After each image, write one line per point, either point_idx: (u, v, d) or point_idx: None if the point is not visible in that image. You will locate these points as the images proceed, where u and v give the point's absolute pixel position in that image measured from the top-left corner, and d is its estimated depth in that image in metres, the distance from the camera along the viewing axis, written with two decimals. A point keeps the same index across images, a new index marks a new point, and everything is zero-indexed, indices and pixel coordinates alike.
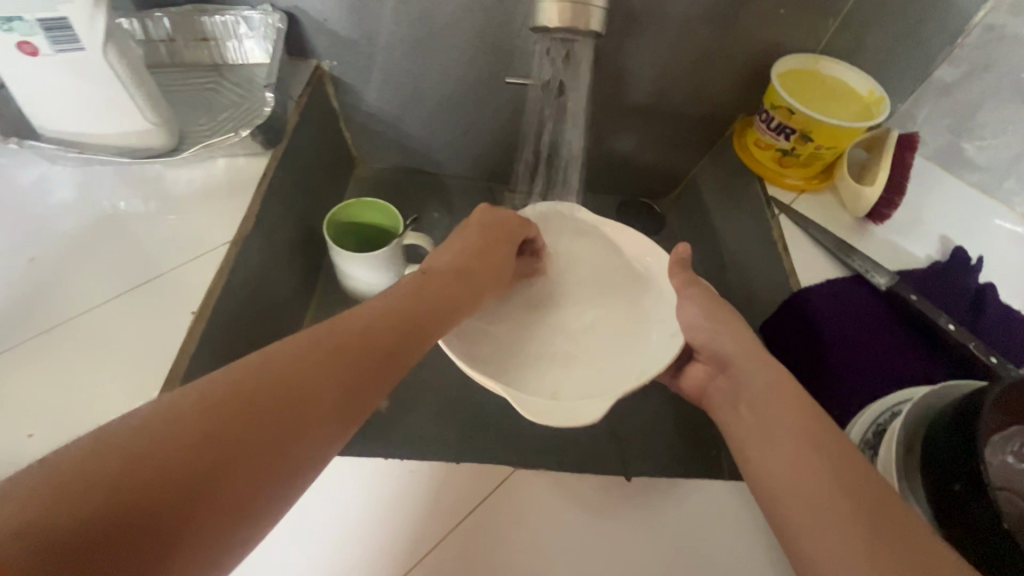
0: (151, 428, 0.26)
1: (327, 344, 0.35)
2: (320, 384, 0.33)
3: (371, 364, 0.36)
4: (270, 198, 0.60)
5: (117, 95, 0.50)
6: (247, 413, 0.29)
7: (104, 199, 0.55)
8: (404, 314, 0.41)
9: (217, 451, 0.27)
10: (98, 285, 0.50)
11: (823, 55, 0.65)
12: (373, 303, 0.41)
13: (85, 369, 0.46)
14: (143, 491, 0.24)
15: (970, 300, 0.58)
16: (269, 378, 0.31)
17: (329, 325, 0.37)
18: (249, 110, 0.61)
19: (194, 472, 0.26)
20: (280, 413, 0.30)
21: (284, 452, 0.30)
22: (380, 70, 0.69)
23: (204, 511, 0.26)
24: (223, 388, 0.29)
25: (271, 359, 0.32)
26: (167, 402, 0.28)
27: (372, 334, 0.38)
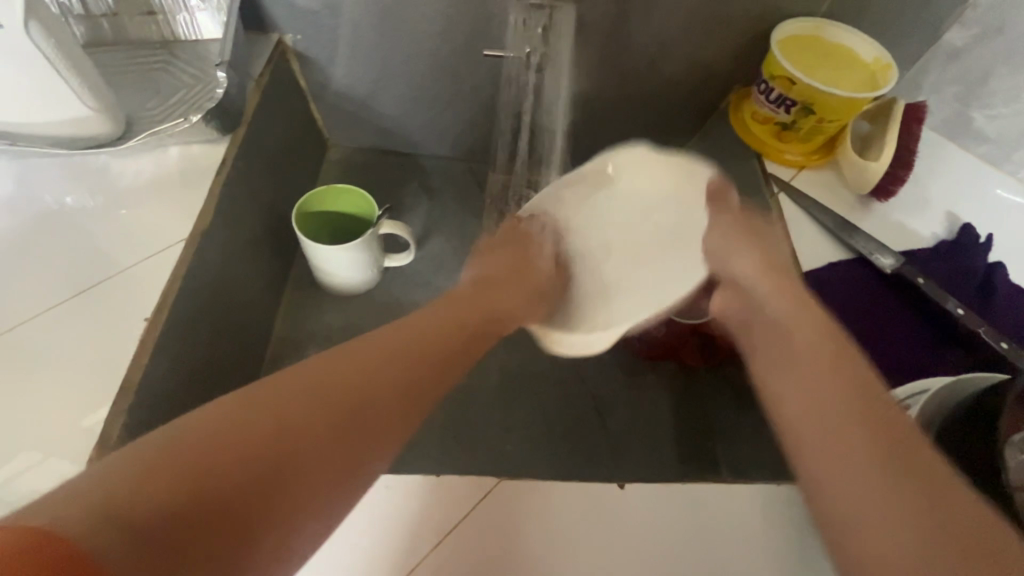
0: (213, 435, 0.26)
1: (385, 357, 0.34)
2: (381, 396, 0.32)
3: (430, 381, 0.35)
4: (229, 187, 0.55)
5: (49, 79, 0.45)
6: (298, 426, 0.29)
7: (43, 194, 0.50)
8: (459, 326, 0.40)
9: (260, 476, 0.26)
10: (41, 289, 0.46)
11: (826, 19, 0.61)
12: (432, 313, 0.39)
13: (27, 385, 0.42)
14: (203, 502, 0.25)
15: (978, 282, 0.55)
16: (326, 393, 0.30)
17: (389, 335, 0.35)
18: (202, 91, 0.56)
19: (251, 486, 0.26)
20: (333, 430, 0.30)
21: (332, 469, 0.29)
22: (347, 44, 0.63)
23: (260, 524, 0.26)
24: (279, 397, 0.29)
25: (329, 370, 0.31)
26: (223, 415, 0.27)
27: (433, 348, 0.36)
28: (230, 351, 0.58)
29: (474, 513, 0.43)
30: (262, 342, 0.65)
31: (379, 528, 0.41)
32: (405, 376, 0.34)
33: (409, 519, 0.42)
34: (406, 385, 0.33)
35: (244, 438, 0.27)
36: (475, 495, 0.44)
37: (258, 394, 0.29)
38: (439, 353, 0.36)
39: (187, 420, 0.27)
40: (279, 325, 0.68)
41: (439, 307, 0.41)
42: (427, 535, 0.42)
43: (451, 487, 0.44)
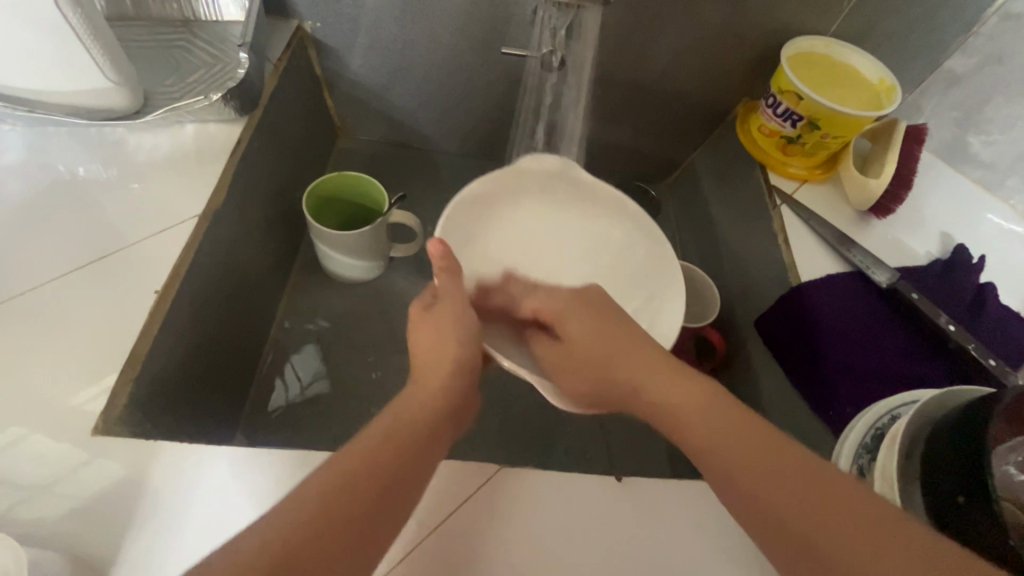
0: (242, 563, 0.27)
1: (339, 494, 0.31)
2: (388, 467, 0.34)
3: (382, 519, 0.33)
4: (244, 168, 0.55)
5: (72, 49, 0.45)
6: (318, 532, 0.30)
7: (58, 163, 0.50)
8: (414, 432, 0.37)
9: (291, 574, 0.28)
10: (53, 258, 0.46)
11: (834, 39, 0.63)
12: (385, 429, 0.37)
13: (36, 351, 0.42)
14: None
15: (969, 300, 0.56)
16: (286, 543, 0.29)
17: (337, 467, 0.33)
18: (223, 72, 0.56)
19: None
20: (340, 532, 0.30)
21: None
22: (365, 34, 0.64)
23: None
24: (266, 534, 0.29)
25: (281, 516, 0.30)
26: (256, 538, 0.29)
27: (394, 473, 0.34)
28: (234, 332, 0.58)
29: (480, 490, 0.43)
30: (266, 323, 0.65)
31: None
32: (354, 514, 0.31)
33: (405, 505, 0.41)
34: (357, 527, 0.31)
35: (271, 549, 0.28)
36: (477, 480, 0.43)
37: (278, 507, 0.30)
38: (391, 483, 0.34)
39: (215, 564, 0.27)
40: (284, 308, 0.69)
41: (391, 417, 0.38)
42: (428, 516, 0.41)
43: (451, 471, 0.43)
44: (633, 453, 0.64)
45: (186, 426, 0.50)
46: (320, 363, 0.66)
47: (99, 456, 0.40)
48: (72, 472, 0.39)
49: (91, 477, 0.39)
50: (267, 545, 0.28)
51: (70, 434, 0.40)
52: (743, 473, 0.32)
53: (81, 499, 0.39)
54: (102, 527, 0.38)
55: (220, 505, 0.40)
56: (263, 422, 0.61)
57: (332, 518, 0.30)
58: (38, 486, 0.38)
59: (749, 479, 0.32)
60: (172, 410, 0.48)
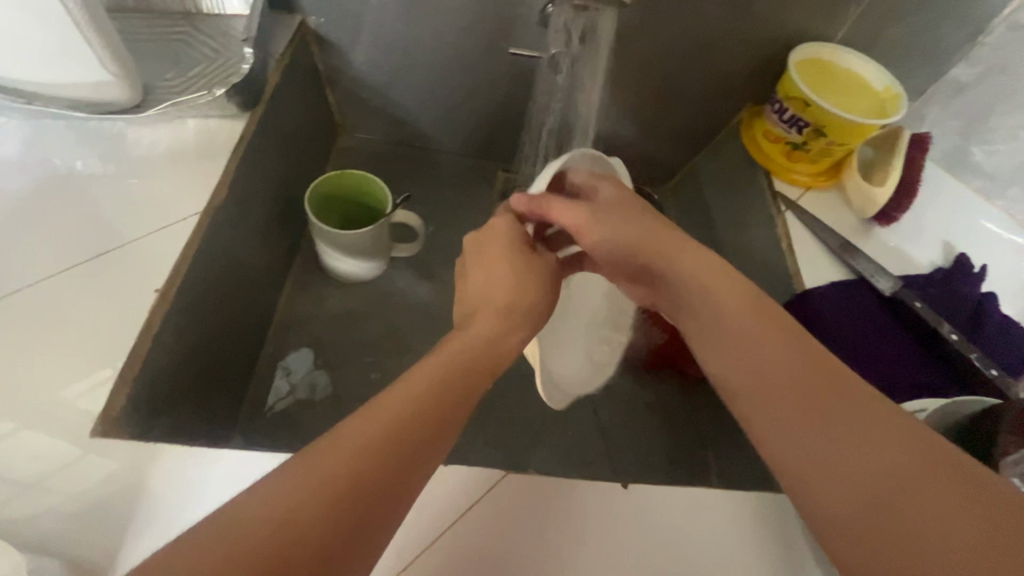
0: (325, 469, 0.28)
1: (352, 459, 0.28)
2: (449, 383, 0.33)
3: (398, 482, 0.30)
4: (246, 164, 0.55)
5: (74, 42, 0.44)
6: (394, 439, 0.30)
7: (57, 157, 0.49)
8: (438, 386, 0.33)
9: (374, 484, 0.29)
10: (49, 253, 0.45)
11: (840, 45, 0.63)
12: (410, 380, 0.33)
13: (32, 349, 0.41)
14: (339, 518, 0.27)
15: (971, 308, 0.57)
16: (367, 454, 0.29)
17: (354, 436, 0.29)
18: (225, 66, 0.55)
19: (370, 487, 0.28)
20: (416, 447, 0.30)
21: (397, 494, 0.30)
22: (370, 30, 0.63)
23: (383, 507, 0.29)
24: (345, 437, 0.29)
25: (361, 425, 0.30)
26: (335, 441, 0.29)
27: (431, 419, 0.31)
28: (234, 331, 0.57)
29: (489, 496, 0.42)
30: (264, 322, 0.64)
31: None
32: (363, 476, 0.28)
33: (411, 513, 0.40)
34: (392, 478, 0.29)
35: (356, 458, 0.29)
36: (481, 485, 0.42)
37: (359, 418, 0.30)
38: (407, 442, 0.30)
39: (293, 472, 0.28)
40: (282, 307, 0.68)
41: (415, 372, 0.34)
42: (432, 522, 0.40)
43: (456, 478, 0.42)
44: (633, 457, 0.64)
45: (184, 427, 0.49)
46: (318, 363, 0.65)
47: (95, 455, 0.39)
48: (68, 470, 0.38)
49: (86, 478, 0.38)
50: (261, 512, 0.26)
51: (66, 435, 0.39)
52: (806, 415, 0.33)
53: (78, 499, 0.38)
54: (99, 528, 0.37)
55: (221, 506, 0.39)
56: (261, 423, 0.60)
57: (406, 438, 0.30)
58: (33, 483, 0.38)
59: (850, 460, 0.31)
60: (170, 410, 0.47)
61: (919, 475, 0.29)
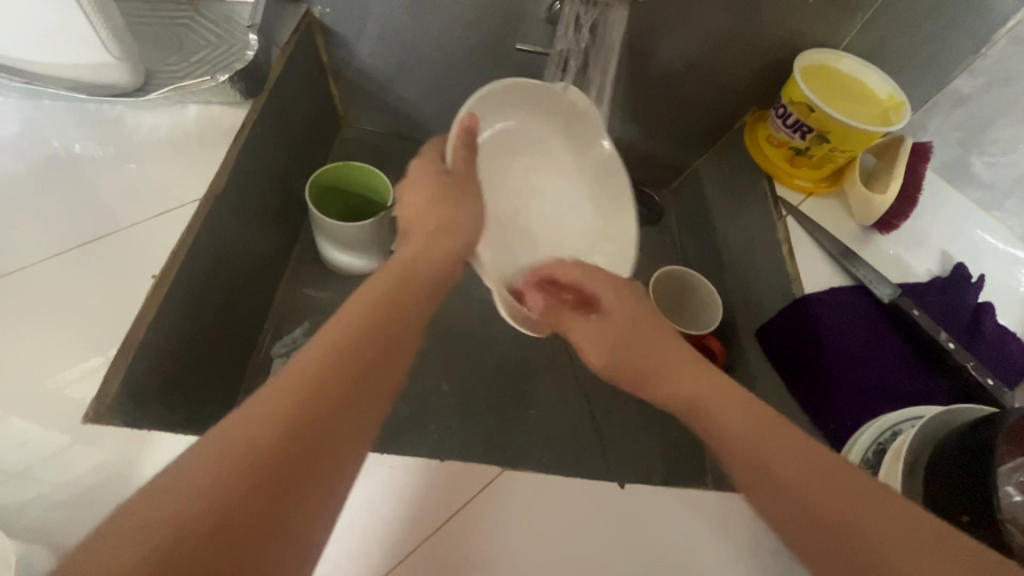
0: (255, 422, 0.27)
1: (297, 401, 0.28)
2: (382, 321, 0.34)
3: (347, 419, 0.30)
4: (247, 153, 0.54)
5: (75, 24, 0.44)
6: (331, 381, 0.30)
7: (54, 138, 0.49)
8: (359, 339, 0.32)
9: (313, 432, 0.28)
10: (46, 236, 0.45)
11: (845, 53, 0.63)
12: (328, 337, 0.32)
13: (22, 334, 0.41)
14: (275, 470, 0.26)
15: (968, 317, 0.57)
16: (304, 396, 0.29)
17: (292, 372, 0.29)
18: (228, 52, 0.54)
19: (308, 436, 0.28)
20: (352, 388, 0.31)
21: (340, 435, 0.29)
22: (375, 22, 0.63)
23: (325, 456, 0.28)
24: (275, 387, 0.29)
25: (289, 374, 0.29)
26: (265, 393, 0.28)
27: (365, 358, 0.32)
28: (230, 320, 0.57)
29: (483, 493, 0.41)
30: (261, 312, 0.64)
31: (380, 508, 0.39)
32: (304, 421, 0.28)
33: (407, 508, 0.40)
34: (329, 420, 0.29)
35: (290, 404, 0.28)
36: (477, 482, 0.42)
37: (286, 371, 0.29)
38: (349, 381, 0.30)
39: (227, 424, 0.27)
40: (280, 299, 0.67)
41: (330, 327, 0.32)
42: (428, 516, 0.40)
43: (453, 474, 0.42)
44: (628, 459, 0.64)
45: (178, 417, 0.48)
46: None
47: (86, 444, 0.38)
48: (57, 458, 0.38)
49: (75, 464, 0.38)
50: (189, 477, 0.25)
51: (57, 421, 0.39)
52: (757, 466, 0.33)
53: (64, 487, 0.37)
54: (88, 517, 0.37)
55: None
56: None
57: (345, 382, 0.30)
58: (18, 470, 0.37)
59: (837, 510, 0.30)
60: (165, 399, 0.47)
61: (889, 532, 0.29)
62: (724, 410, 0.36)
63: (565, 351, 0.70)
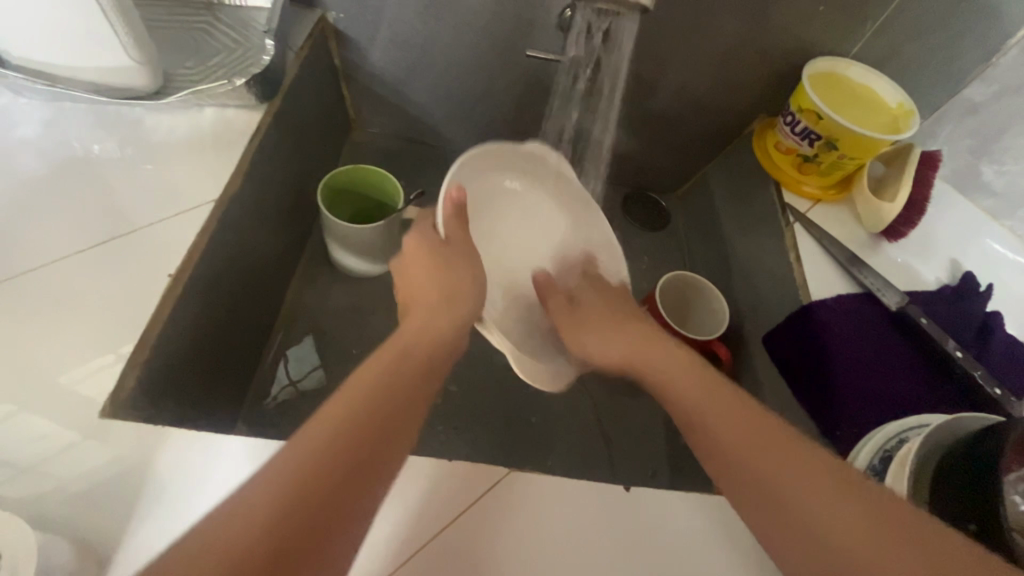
0: (252, 506, 0.27)
1: (293, 485, 0.28)
2: (383, 399, 0.34)
3: (348, 501, 0.30)
4: (261, 155, 0.55)
5: (98, 29, 0.45)
6: (331, 461, 0.30)
7: (74, 140, 0.50)
8: (384, 388, 0.35)
9: (312, 514, 0.28)
10: (65, 234, 0.46)
11: (854, 61, 0.63)
12: (357, 388, 0.34)
13: (41, 329, 0.42)
14: (271, 555, 0.26)
15: (978, 326, 0.57)
16: (302, 478, 0.29)
17: (290, 452, 0.30)
18: (244, 56, 0.55)
19: (305, 519, 0.28)
20: (355, 467, 0.30)
21: (341, 518, 0.29)
22: (388, 28, 0.64)
23: (324, 542, 0.28)
24: (274, 470, 0.29)
25: (290, 456, 0.29)
26: (264, 477, 0.29)
27: (366, 435, 0.32)
28: (242, 320, 0.57)
29: (490, 494, 0.42)
30: (271, 312, 0.64)
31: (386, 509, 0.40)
32: (302, 506, 0.28)
33: (413, 510, 0.40)
34: (329, 502, 0.29)
35: (284, 487, 0.28)
36: (483, 484, 0.42)
37: (285, 451, 0.30)
38: (349, 460, 0.30)
39: (227, 510, 0.27)
40: (289, 300, 0.68)
41: (354, 381, 0.35)
42: (434, 517, 0.40)
43: (458, 476, 0.42)
44: (633, 464, 0.64)
45: (191, 413, 0.49)
46: (322, 355, 0.66)
47: (102, 438, 0.39)
48: (74, 451, 0.39)
49: (90, 457, 0.39)
50: (206, 552, 0.26)
51: (74, 415, 0.40)
52: (747, 458, 0.35)
53: (80, 480, 0.38)
54: (102, 510, 0.37)
55: (224, 492, 0.39)
56: (265, 412, 0.60)
57: (347, 459, 0.30)
58: (35, 463, 0.38)
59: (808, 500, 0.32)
60: (178, 396, 0.48)
61: (878, 531, 0.29)
62: (713, 423, 0.38)
63: None
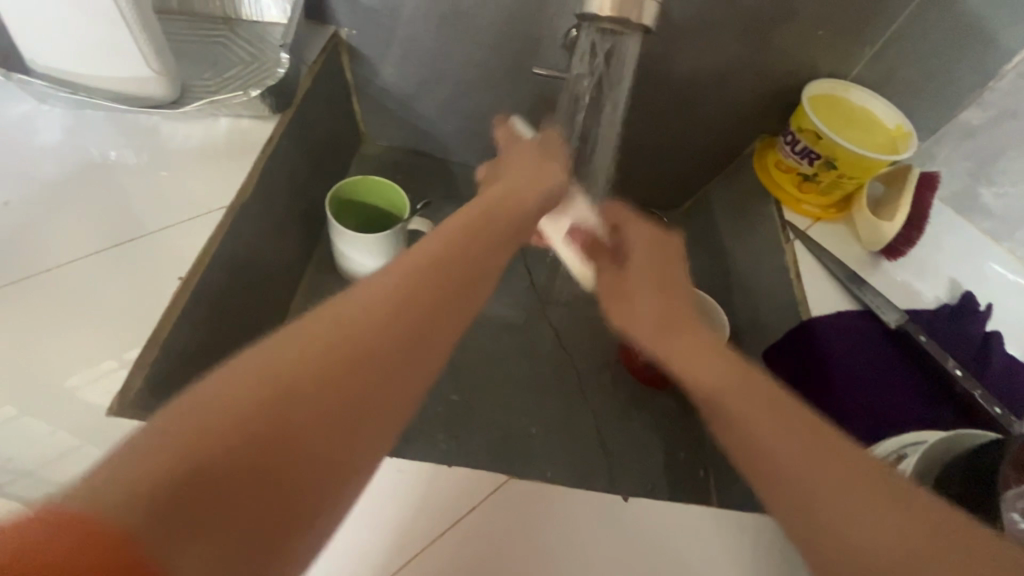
0: (241, 397, 0.23)
1: (288, 385, 0.24)
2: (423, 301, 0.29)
3: (353, 422, 0.25)
4: (272, 164, 0.56)
5: (122, 40, 0.47)
6: (339, 366, 0.25)
7: (92, 146, 0.51)
8: (419, 295, 0.29)
9: (305, 429, 0.24)
10: (79, 237, 0.47)
11: (853, 84, 0.65)
12: (391, 276, 0.29)
13: (54, 329, 0.43)
14: (252, 464, 0.22)
15: (977, 345, 0.57)
16: (301, 382, 0.24)
17: (301, 342, 0.25)
18: (260, 69, 0.57)
19: (291, 433, 0.23)
20: (367, 380, 0.26)
21: (340, 438, 0.25)
22: (399, 44, 0.66)
23: (315, 469, 0.24)
24: (275, 359, 0.24)
25: (296, 347, 0.25)
26: (263, 365, 0.24)
27: (394, 343, 0.27)
28: (248, 325, 0.58)
29: (485, 503, 0.42)
30: (276, 319, 0.65)
31: (382, 514, 0.40)
32: (285, 419, 0.23)
33: (408, 515, 0.40)
34: (330, 415, 0.24)
35: (279, 388, 0.24)
36: (478, 493, 0.42)
37: (295, 340, 0.25)
38: (363, 370, 0.26)
39: (213, 393, 0.23)
40: (295, 307, 0.69)
41: (370, 287, 0.28)
42: (429, 525, 0.40)
43: (454, 484, 0.42)
44: (632, 477, 0.64)
45: None
46: None
47: (104, 436, 0.40)
48: (79, 448, 0.39)
49: (95, 456, 0.39)
50: (177, 436, 0.22)
51: (81, 413, 0.40)
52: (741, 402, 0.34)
53: None
54: None
55: None
56: None
57: (355, 372, 0.26)
58: (40, 460, 0.38)
59: (806, 473, 0.29)
60: None
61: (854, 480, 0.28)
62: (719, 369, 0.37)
63: (572, 367, 0.71)
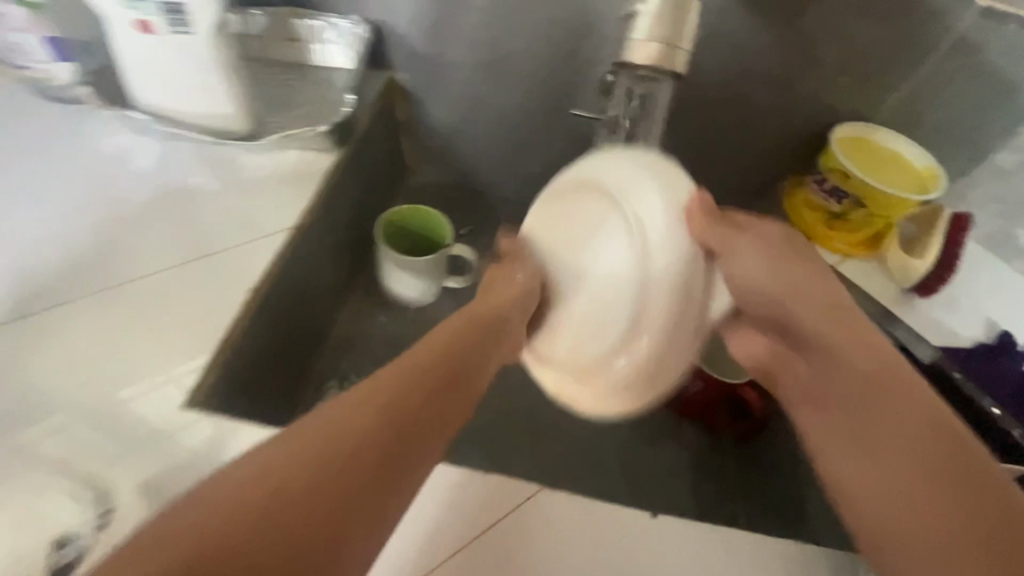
0: (262, 469, 0.28)
1: (306, 457, 0.29)
2: (417, 391, 0.35)
3: (363, 492, 0.30)
4: (331, 192, 0.62)
5: (215, 82, 0.54)
6: (356, 442, 0.31)
7: (179, 173, 0.58)
8: (419, 383, 0.35)
9: (320, 492, 0.28)
10: (164, 252, 0.53)
11: (881, 125, 0.67)
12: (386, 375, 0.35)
13: (138, 332, 0.48)
14: (270, 523, 0.27)
15: (1015, 386, 0.56)
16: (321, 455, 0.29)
17: (313, 426, 0.31)
18: (326, 106, 0.64)
19: (315, 495, 0.28)
20: (374, 455, 0.31)
21: (354, 506, 0.29)
22: (448, 87, 0.72)
23: (335, 527, 0.28)
24: (297, 439, 0.30)
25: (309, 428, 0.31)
26: (294, 439, 0.30)
27: (391, 430, 0.32)
28: (300, 338, 0.63)
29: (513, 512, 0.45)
30: (324, 335, 0.70)
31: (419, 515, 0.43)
32: (307, 488, 0.28)
33: (440, 519, 0.44)
34: (345, 483, 0.29)
35: (293, 461, 0.29)
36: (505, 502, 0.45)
37: (313, 419, 0.31)
38: (366, 451, 0.31)
39: (242, 467, 0.28)
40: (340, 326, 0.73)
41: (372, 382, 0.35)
42: (459, 529, 0.43)
43: (483, 492, 0.45)
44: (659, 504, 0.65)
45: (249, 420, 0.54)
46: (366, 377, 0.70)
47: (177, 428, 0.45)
48: (157, 440, 0.44)
49: (168, 447, 0.44)
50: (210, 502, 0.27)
51: (158, 407, 0.45)
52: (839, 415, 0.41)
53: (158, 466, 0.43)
54: (174, 493, 0.42)
55: None
56: None
57: (367, 445, 0.31)
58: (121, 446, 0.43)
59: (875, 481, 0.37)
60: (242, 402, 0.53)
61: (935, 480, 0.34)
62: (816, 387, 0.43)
63: None
